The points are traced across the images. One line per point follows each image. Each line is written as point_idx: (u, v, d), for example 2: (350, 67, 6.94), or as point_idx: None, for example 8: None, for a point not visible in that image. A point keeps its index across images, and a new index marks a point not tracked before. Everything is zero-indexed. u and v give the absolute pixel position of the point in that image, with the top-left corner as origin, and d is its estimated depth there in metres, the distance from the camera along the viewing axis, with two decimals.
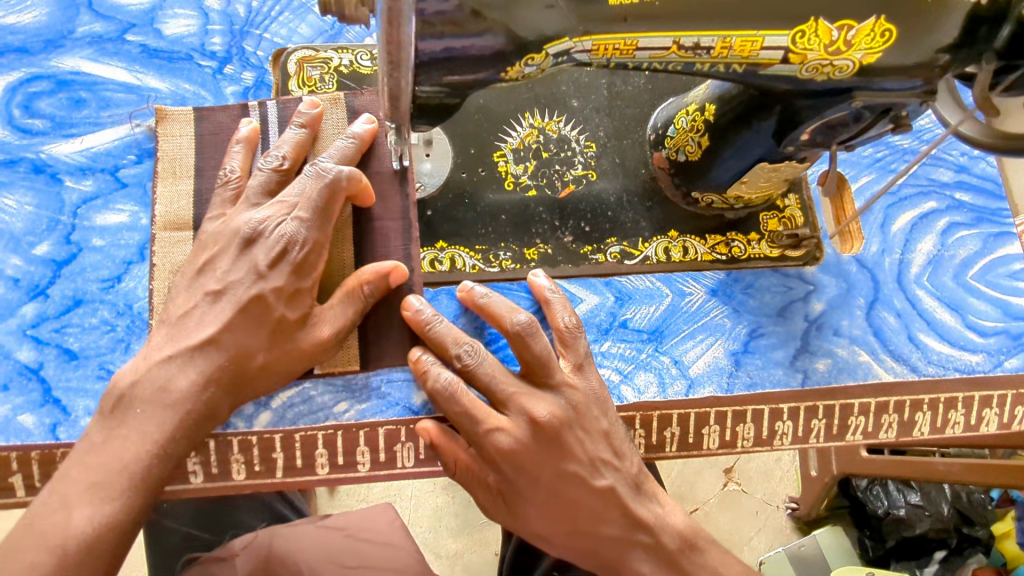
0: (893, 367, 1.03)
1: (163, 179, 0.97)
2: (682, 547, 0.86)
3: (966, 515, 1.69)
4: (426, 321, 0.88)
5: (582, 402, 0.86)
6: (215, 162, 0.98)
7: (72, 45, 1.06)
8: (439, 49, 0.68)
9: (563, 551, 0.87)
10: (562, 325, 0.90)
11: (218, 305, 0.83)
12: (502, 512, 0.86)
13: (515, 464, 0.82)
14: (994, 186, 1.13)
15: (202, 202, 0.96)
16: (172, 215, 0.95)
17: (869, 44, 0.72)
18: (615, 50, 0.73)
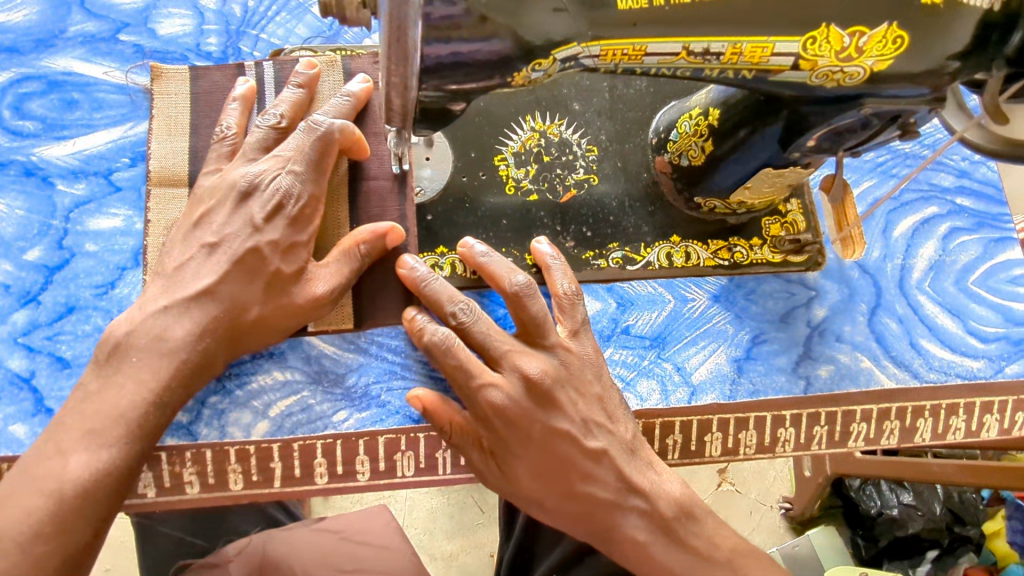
0: (896, 373, 1.03)
1: (158, 135, 0.96)
2: (677, 515, 0.84)
3: (959, 514, 1.69)
4: (422, 278, 0.87)
5: (575, 363, 0.86)
6: (210, 119, 0.97)
7: (64, 45, 1.03)
8: (446, 54, 0.67)
9: (555, 515, 0.85)
10: (561, 291, 0.90)
11: (213, 258, 0.83)
12: (494, 472, 0.85)
13: (507, 420, 0.81)
14: (995, 191, 1.13)
15: (197, 158, 0.95)
16: (167, 170, 0.95)
17: (880, 51, 0.71)
18: (624, 56, 0.72)
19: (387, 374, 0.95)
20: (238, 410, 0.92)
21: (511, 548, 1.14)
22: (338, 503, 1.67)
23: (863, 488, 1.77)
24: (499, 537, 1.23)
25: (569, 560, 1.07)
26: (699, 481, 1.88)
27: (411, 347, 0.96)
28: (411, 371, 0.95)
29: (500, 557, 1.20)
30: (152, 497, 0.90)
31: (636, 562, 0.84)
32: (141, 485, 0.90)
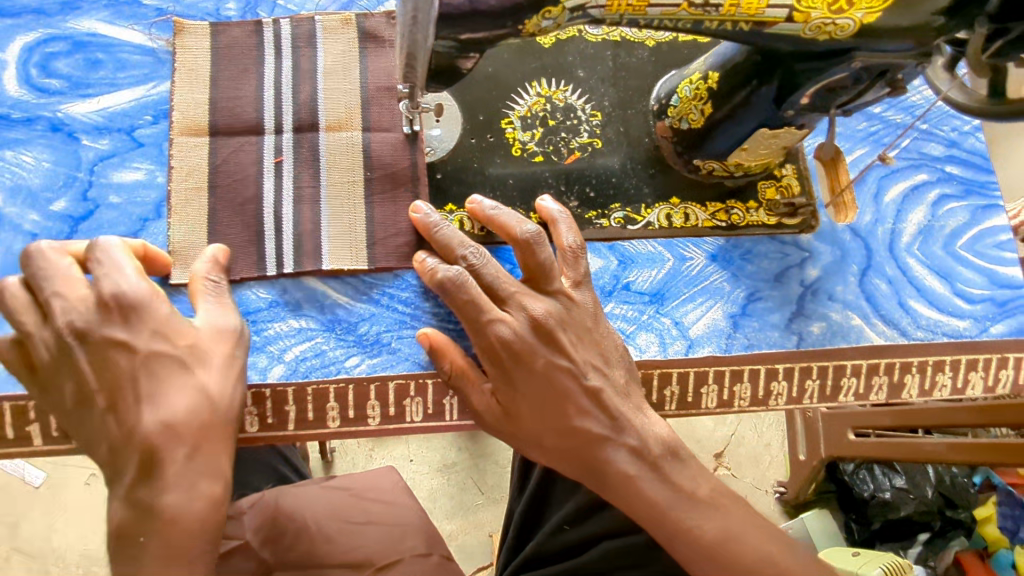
0: (885, 331, 1.07)
1: (180, 86, 1.03)
2: (664, 454, 0.88)
3: (950, 498, 1.73)
4: (433, 224, 0.94)
5: (577, 309, 0.92)
6: (229, 72, 1.04)
7: (89, 8, 1.07)
8: (461, 3, 0.72)
9: (549, 453, 0.89)
10: (566, 244, 0.95)
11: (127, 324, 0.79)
12: (495, 410, 0.89)
13: (512, 353, 0.87)
14: (983, 161, 1.17)
15: (216, 108, 1.03)
16: (189, 120, 1.02)
17: (868, 4, 0.76)
18: (628, 6, 0.76)
19: (398, 324, 0.99)
20: (254, 354, 0.96)
21: (525, 503, 1.23)
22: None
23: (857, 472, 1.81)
24: (511, 493, 1.31)
25: (579, 512, 1.15)
26: None
27: (421, 298, 1.00)
28: (419, 321, 0.99)
29: (512, 509, 1.30)
30: None
31: (627, 500, 0.87)
32: None
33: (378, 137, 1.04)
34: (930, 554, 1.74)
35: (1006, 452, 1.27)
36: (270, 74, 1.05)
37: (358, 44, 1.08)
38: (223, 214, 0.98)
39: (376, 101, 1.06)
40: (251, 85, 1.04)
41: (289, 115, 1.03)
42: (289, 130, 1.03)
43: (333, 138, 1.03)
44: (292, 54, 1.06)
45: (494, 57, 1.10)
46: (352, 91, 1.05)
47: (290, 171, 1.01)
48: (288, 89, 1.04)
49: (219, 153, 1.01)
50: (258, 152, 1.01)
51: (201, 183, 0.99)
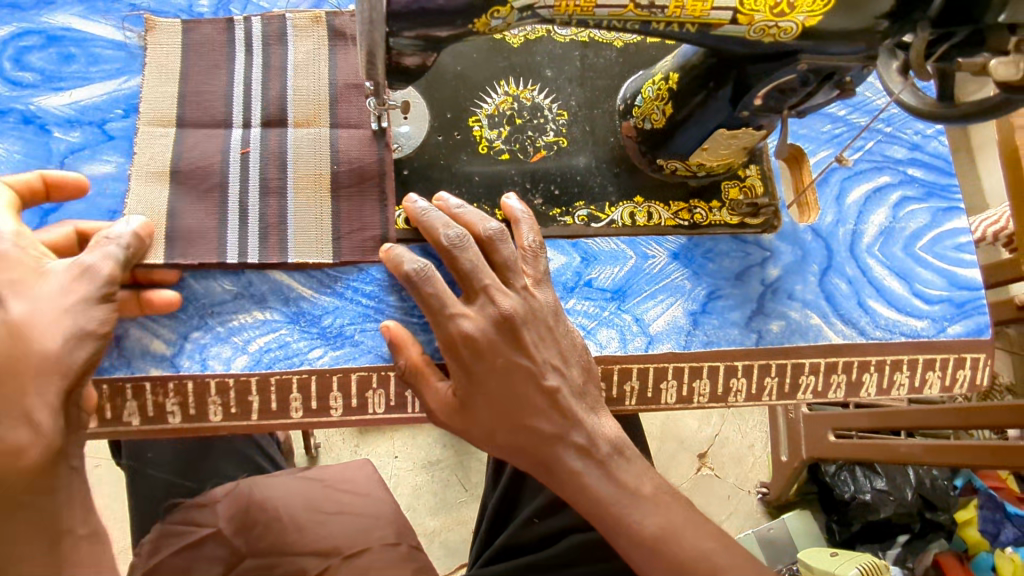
0: (843, 330, 1.09)
1: (151, 81, 1.05)
2: (612, 452, 0.90)
3: (929, 500, 1.74)
4: (419, 211, 0.94)
5: (540, 308, 0.92)
6: (199, 68, 1.06)
7: (63, 3, 1.09)
8: (409, 2, 0.74)
9: (501, 448, 0.90)
10: (526, 244, 0.96)
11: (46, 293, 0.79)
12: (452, 407, 0.90)
13: (474, 349, 0.87)
14: (945, 164, 1.19)
15: (186, 103, 1.04)
16: (158, 114, 1.03)
17: (810, 7, 0.77)
18: (576, 7, 0.77)
19: (361, 317, 1.01)
20: (218, 345, 0.97)
21: (498, 495, 1.24)
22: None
23: (838, 473, 1.84)
24: (486, 485, 1.33)
25: (549, 505, 1.17)
26: (679, 465, 1.94)
27: (384, 292, 1.02)
28: (383, 315, 1.01)
29: (484, 503, 1.32)
30: (136, 425, 0.95)
31: (574, 495, 0.89)
32: (126, 413, 0.95)
33: (346, 133, 1.06)
34: (909, 555, 1.73)
35: (974, 453, 1.29)
36: (240, 70, 1.07)
37: (328, 41, 1.10)
38: (187, 202, 1.00)
39: (345, 98, 1.08)
40: (220, 81, 1.06)
41: (257, 110, 1.05)
42: (257, 125, 1.04)
43: (300, 134, 1.05)
44: (262, 51, 1.08)
45: (463, 56, 1.12)
46: (321, 88, 1.07)
47: (256, 162, 1.03)
48: (257, 85, 1.06)
49: (188, 147, 1.02)
50: (224, 143, 1.03)
51: (165, 169, 1.01)
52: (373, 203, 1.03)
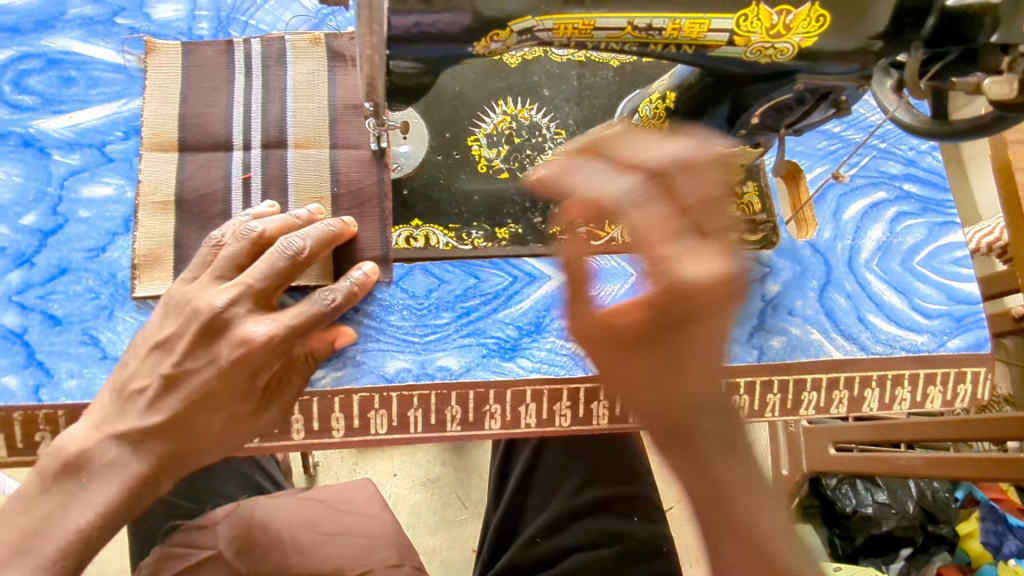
0: (844, 345, 1.09)
1: (151, 104, 1.05)
2: None
3: (932, 513, 1.73)
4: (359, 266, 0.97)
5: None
6: (199, 89, 1.07)
7: (63, 26, 1.10)
8: (411, 25, 0.74)
9: (758, 503, 0.57)
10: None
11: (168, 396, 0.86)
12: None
13: (680, 322, 0.58)
14: (940, 179, 1.20)
15: (186, 125, 1.05)
16: (158, 136, 1.04)
17: (806, 28, 0.77)
18: (574, 30, 0.76)
19: (364, 336, 1.01)
20: None
21: (501, 514, 1.23)
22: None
23: (839, 488, 1.82)
24: (488, 502, 1.32)
25: (552, 523, 1.16)
26: None
27: (385, 312, 1.02)
28: (384, 335, 1.01)
29: (486, 522, 1.31)
30: None
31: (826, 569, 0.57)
32: None
33: (346, 153, 1.06)
34: (912, 571, 1.72)
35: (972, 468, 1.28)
36: (240, 92, 1.07)
37: (328, 62, 1.11)
38: (191, 228, 1.00)
39: (344, 119, 1.09)
40: (220, 103, 1.06)
41: (257, 132, 1.06)
42: (257, 146, 1.05)
43: (300, 155, 1.05)
44: (262, 73, 1.09)
45: (462, 76, 1.13)
46: (320, 110, 1.08)
47: (258, 186, 1.03)
48: (257, 107, 1.07)
49: (189, 168, 1.03)
50: (226, 167, 1.04)
51: (170, 198, 1.02)
52: (374, 224, 1.04)
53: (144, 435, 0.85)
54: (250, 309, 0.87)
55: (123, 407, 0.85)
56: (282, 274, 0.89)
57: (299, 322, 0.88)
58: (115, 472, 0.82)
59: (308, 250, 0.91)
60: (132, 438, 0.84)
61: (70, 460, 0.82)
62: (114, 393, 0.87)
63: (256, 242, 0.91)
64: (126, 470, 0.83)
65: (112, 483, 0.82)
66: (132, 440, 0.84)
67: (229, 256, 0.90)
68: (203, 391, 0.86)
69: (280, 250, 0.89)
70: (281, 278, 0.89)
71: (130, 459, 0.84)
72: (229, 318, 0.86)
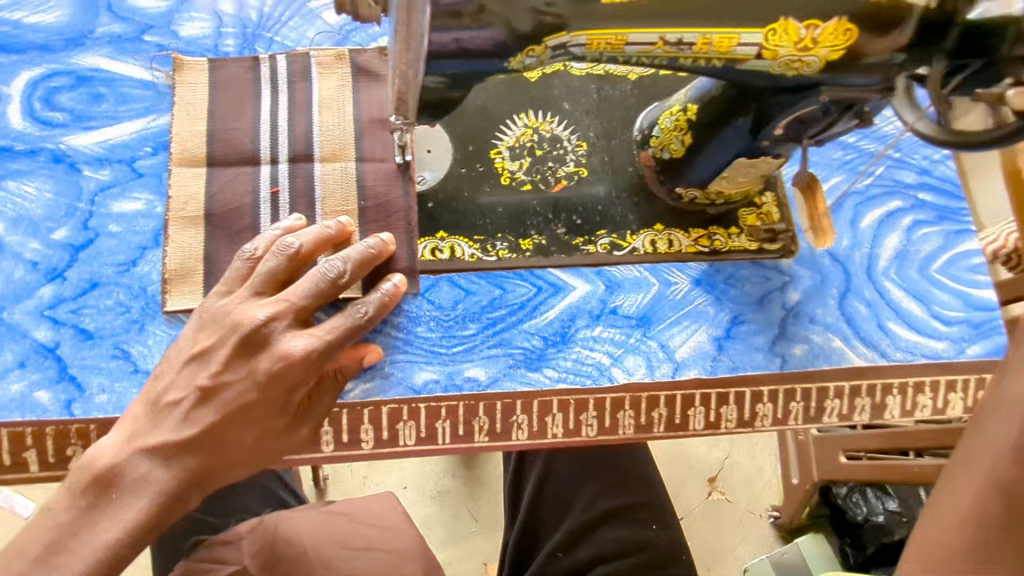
0: (865, 352, 1.10)
1: (179, 119, 1.07)
2: None
3: None
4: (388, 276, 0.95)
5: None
6: (226, 104, 1.08)
7: (92, 44, 1.11)
8: (449, 41, 0.75)
9: None
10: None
11: (206, 406, 0.87)
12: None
13: None
14: (953, 188, 1.22)
15: (215, 139, 1.06)
16: (187, 150, 1.05)
17: (832, 42, 0.79)
18: (608, 45, 0.79)
19: (392, 348, 1.01)
20: None
21: (516, 532, 1.22)
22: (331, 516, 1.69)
23: (850, 496, 1.83)
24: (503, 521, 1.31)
25: (572, 537, 1.16)
26: (688, 490, 1.94)
27: (412, 323, 1.03)
28: (413, 347, 1.02)
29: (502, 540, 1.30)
30: None
31: None
32: None
33: (371, 166, 1.07)
34: None
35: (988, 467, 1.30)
36: (267, 106, 1.09)
37: (354, 77, 1.12)
38: (220, 242, 1.01)
39: (369, 132, 1.10)
40: (248, 118, 1.08)
41: (284, 146, 1.07)
42: (285, 160, 1.06)
43: (327, 169, 1.07)
44: (288, 88, 1.10)
45: (485, 91, 1.15)
46: (346, 123, 1.09)
47: (286, 201, 1.04)
48: (283, 121, 1.08)
49: (218, 181, 1.04)
50: (255, 181, 1.05)
51: (199, 212, 1.03)
52: (403, 236, 1.04)
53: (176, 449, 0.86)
54: (289, 324, 0.89)
55: (154, 420, 0.86)
56: (321, 295, 0.90)
57: (334, 338, 0.88)
58: (145, 488, 0.84)
59: (348, 273, 0.92)
60: (165, 451, 0.85)
61: (104, 474, 0.83)
62: (147, 405, 0.88)
63: (294, 258, 0.92)
64: (154, 486, 0.84)
65: (141, 498, 0.84)
66: (164, 453, 0.85)
67: (267, 272, 0.91)
68: (239, 405, 0.87)
69: (322, 272, 0.90)
70: (322, 299, 0.91)
71: (158, 474, 0.85)
72: (269, 333, 0.87)
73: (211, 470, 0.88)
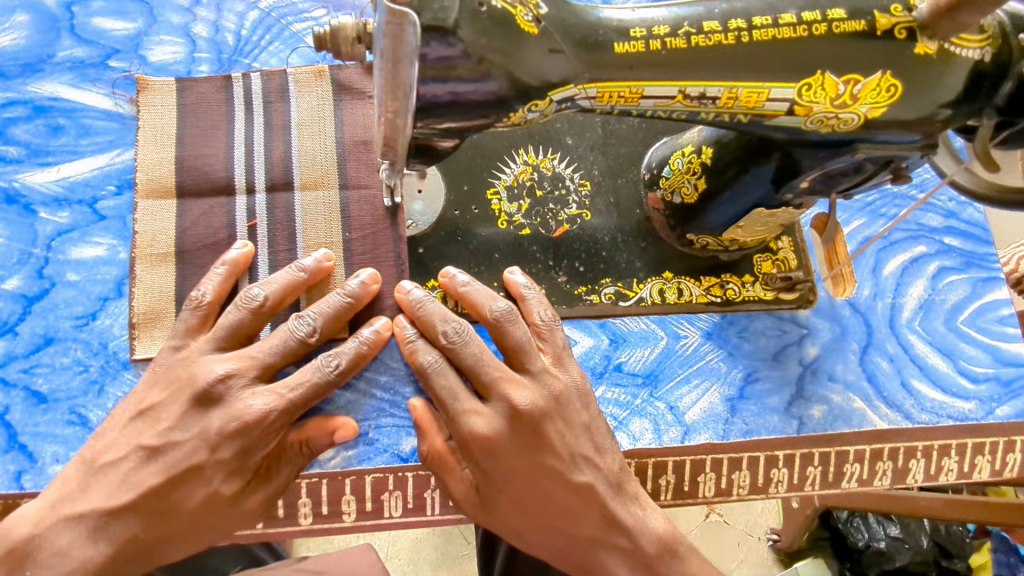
0: (888, 414, 1.02)
1: (144, 146, 0.97)
2: (660, 553, 0.86)
3: (944, 547, 1.65)
4: (416, 302, 0.88)
5: (563, 393, 0.85)
6: (196, 129, 0.99)
7: (52, 70, 1.02)
8: (443, 94, 0.67)
9: None
10: (538, 320, 0.90)
11: (148, 466, 0.80)
12: (476, 501, 0.86)
13: None
14: (982, 232, 1.13)
15: (185, 167, 0.97)
16: (153, 181, 0.96)
17: (874, 98, 0.72)
18: (620, 98, 0.73)
19: (376, 411, 0.92)
20: None
21: None
22: (308, 550, 1.60)
23: (851, 520, 1.70)
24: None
25: None
26: (685, 512, 1.83)
27: (399, 383, 0.93)
28: (399, 410, 0.93)
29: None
30: None
31: None
32: None
33: (356, 194, 0.99)
34: None
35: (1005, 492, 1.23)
36: (240, 130, 1.00)
37: (338, 98, 1.03)
38: (192, 280, 0.93)
39: (353, 157, 1.00)
40: (220, 143, 0.99)
41: (261, 173, 0.98)
42: (262, 189, 0.97)
43: (308, 198, 0.98)
44: (263, 110, 1.01)
45: None
46: (327, 148, 1.00)
47: (265, 235, 0.95)
48: (259, 146, 0.99)
49: (187, 217, 0.95)
50: (230, 214, 0.96)
51: (170, 250, 0.94)
52: (390, 271, 0.96)
53: (108, 516, 0.78)
54: (250, 381, 0.82)
55: (87, 484, 0.79)
56: (288, 354, 0.84)
57: (298, 398, 0.82)
58: (61, 565, 0.76)
59: (319, 330, 0.86)
60: (93, 520, 0.78)
61: (18, 547, 0.76)
62: (98, 477, 0.79)
63: (261, 311, 0.86)
64: (75, 563, 0.76)
65: None
66: (105, 528, 0.78)
67: (228, 325, 0.85)
68: (186, 467, 0.80)
69: (290, 329, 0.85)
70: (289, 359, 0.85)
71: (89, 551, 0.77)
72: (223, 392, 0.80)
73: (151, 544, 0.80)
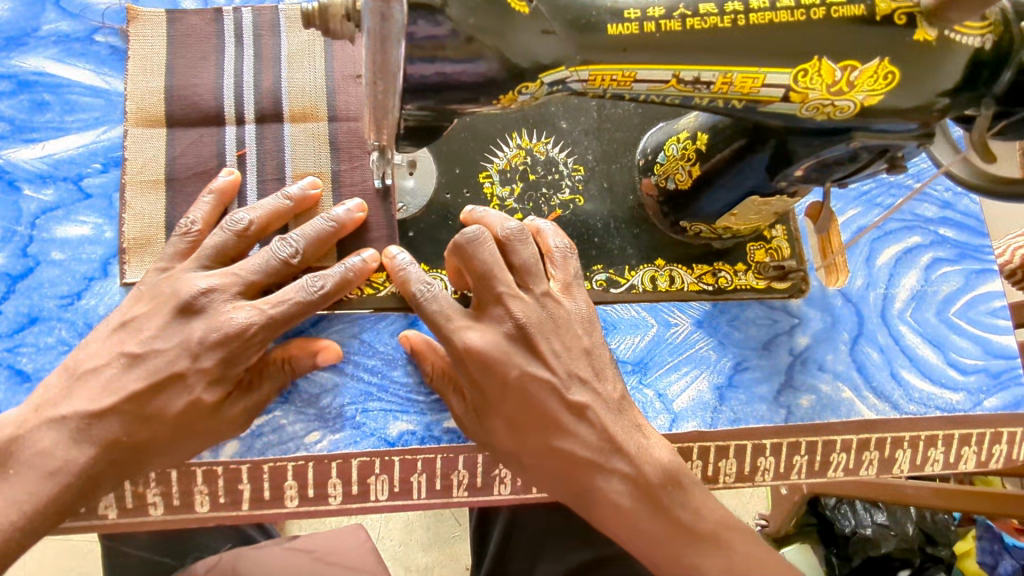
0: (876, 404, 1.02)
1: (133, 75, 0.97)
2: (664, 483, 0.83)
3: (930, 534, 1.67)
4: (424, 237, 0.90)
5: (564, 317, 0.86)
6: (188, 60, 0.98)
7: (36, 44, 1.00)
8: (430, 74, 0.65)
9: None
10: (553, 247, 0.90)
11: (132, 372, 0.79)
12: (472, 417, 0.86)
13: None
14: (977, 223, 1.13)
15: (173, 97, 0.96)
16: (143, 111, 0.96)
17: (871, 86, 0.71)
18: (612, 81, 0.72)
19: (363, 395, 0.92)
20: None
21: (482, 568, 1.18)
22: (299, 529, 1.61)
23: (839, 506, 1.71)
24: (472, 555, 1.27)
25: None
26: None
27: (388, 367, 0.94)
28: (386, 393, 0.93)
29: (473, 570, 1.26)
30: (113, 518, 0.88)
31: None
32: (102, 505, 0.88)
33: (345, 126, 0.98)
34: None
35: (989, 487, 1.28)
36: (230, 62, 0.99)
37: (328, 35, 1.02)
38: (182, 209, 0.93)
39: (342, 89, 1.00)
40: (209, 73, 0.98)
41: (250, 104, 0.97)
42: (251, 120, 0.97)
43: (298, 129, 0.97)
44: (254, 43, 1.00)
45: None
46: (317, 79, 0.99)
47: (254, 163, 0.95)
48: (248, 77, 0.98)
49: (177, 145, 0.95)
50: (219, 142, 0.96)
51: (159, 177, 0.94)
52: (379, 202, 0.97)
53: (91, 418, 0.78)
54: (232, 295, 0.81)
55: (70, 389, 0.79)
56: (274, 273, 0.84)
57: (281, 313, 0.81)
58: (45, 463, 0.76)
59: (302, 252, 0.86)
60: (75, 423, 0.77)
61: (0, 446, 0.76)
62: (77, 387, 0.79)
63: (246, 235, 0.85)
64: (61, 464, 0.76)
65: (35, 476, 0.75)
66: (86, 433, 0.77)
67: (213, 247, 0.84)
68: (169, 374, 0.79)
69: (273, 250, 0.84)
70: (275, 280, 0.84)
71: (73, 451, 0.76)
72: (204, 304, 0.80)
73: (136, 448, 0.80)
